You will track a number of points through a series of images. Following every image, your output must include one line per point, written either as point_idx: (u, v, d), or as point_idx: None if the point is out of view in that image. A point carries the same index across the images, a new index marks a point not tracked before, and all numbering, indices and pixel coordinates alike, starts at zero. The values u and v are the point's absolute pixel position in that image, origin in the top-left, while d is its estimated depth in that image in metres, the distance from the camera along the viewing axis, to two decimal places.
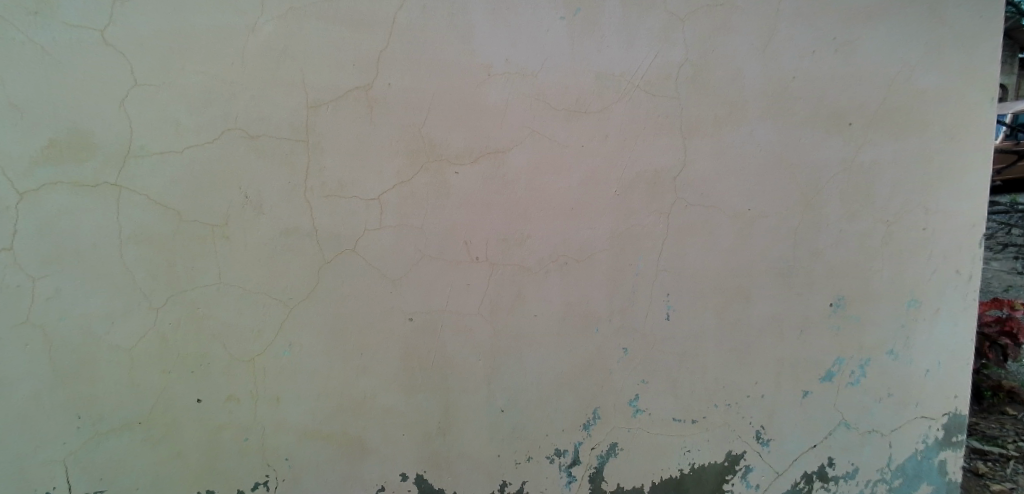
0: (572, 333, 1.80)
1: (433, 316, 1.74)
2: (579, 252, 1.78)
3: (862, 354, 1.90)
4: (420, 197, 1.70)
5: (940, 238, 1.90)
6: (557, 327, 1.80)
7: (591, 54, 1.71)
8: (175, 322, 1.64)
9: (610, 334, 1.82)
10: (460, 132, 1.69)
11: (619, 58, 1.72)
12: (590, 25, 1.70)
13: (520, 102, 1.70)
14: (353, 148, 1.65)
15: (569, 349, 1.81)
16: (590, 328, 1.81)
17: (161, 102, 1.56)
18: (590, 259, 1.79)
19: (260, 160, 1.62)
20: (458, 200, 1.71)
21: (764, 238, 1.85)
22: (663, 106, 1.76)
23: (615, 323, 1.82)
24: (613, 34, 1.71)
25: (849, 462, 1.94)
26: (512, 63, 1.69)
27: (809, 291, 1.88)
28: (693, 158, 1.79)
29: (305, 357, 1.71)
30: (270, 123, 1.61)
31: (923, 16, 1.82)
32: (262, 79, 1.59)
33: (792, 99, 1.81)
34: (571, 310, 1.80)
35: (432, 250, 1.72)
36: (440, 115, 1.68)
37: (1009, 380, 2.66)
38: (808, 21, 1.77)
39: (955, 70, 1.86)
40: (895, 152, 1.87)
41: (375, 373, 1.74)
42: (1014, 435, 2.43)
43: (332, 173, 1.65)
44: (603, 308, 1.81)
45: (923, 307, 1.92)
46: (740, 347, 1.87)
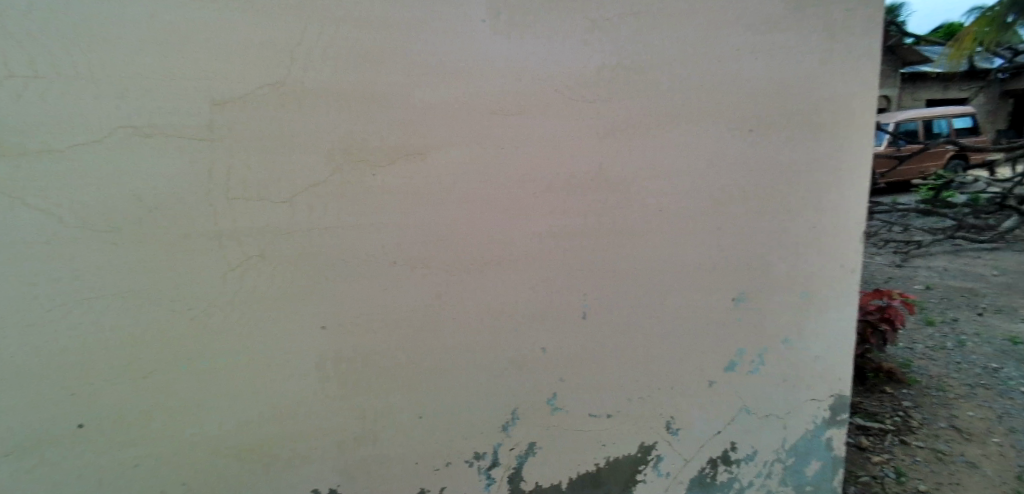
0: (496, 333, 1.82)
1: (356, 320, 1.70)
2: (499, 253, 1.79)
3: (761, 345, 2.03)
4: (420, 195, 1.70)
5: (830, 235, 2.03)
6: (481, 328, 1.81)
7: (518, 53, 1.69)
8: (176, 315, 1.56)
9: (529, 334, 1.85)
10: (467, 129, 1.70)
11: (548, 59, 1.72)
12: (520, 24, 1.68)
13: (526, 101, 1.73)
14: (350, 146, 1.62)
15: (491, 349, 1.82)
16: (512, 328, 1.83)
17: (141, 79, 1.43)
18: (510, 260, 1.80)
19: (160, 159, 1.48)
20: (457, 198, 1.73)
21: (678, 237, 1.91)
22: (583, 109, 1.78)
23: (534, 323, 1.85)
24: (542, 34, 1.70)
25: (750, 446, 2.09)
26: (511, 61, 1.69)
27: (716, 287, 1.97)
28: (610, 160, 1.83)
29: (232, 366, 1.63)
30: (167, 119, 1.47)
31: (839, 27, 1.89)
32: (160, 69, 1.44)
33: (782, 102, 1.91)
34: (491, 312, 1.81)
35: (414, 249, 1.72)
36: (438, 113, 1.67)
37: (886, 363, 3.18)
38: (722, 28, 1.82)
39: (861, 78, 1.98)
40: (799, 154, 1.96)
41: (291, 382, 1.68)
42: (890, 411, 2.86)
43: (239, 175, 1.55)
44: (528, 307, 1.84)
45: (813, 298, 2.05)
46: (652, 343, 1.95)
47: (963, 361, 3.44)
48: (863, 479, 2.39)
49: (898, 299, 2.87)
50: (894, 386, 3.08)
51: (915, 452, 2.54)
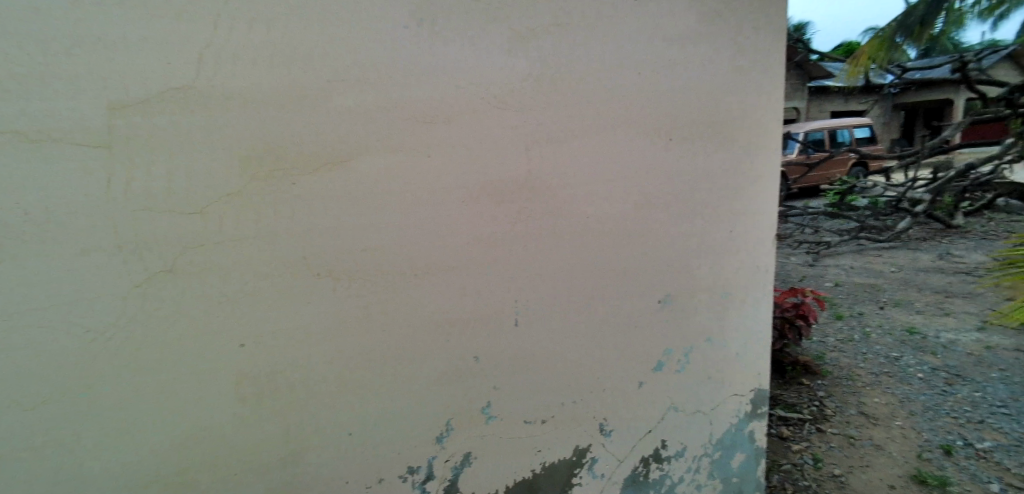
0: (428, 343, 1.79)
1: (280, 335, 1.62)
2: (428, 262, 1.76)
3: (687, 344, 2.12)
4: (366, 201, 1.66)
5: (747, 237, 2.15)
6: (412, 339, 1.77)
7: (444, 60, 1.68)
8: (93, 335, 1.41)
9: (462, 343, 1.83)
10: (414, 135, 1.68)
11: (474, 67, 1.72)
12: (445, 32, 1.67)
13: (470, 108, 1.74)
14: (290, 151, 1.55)
15: (423, 360, 1.79)
16: (445, 337, 1.81)
17: (32, 77, 1.28)
18: (440, 269, 1.78)
19: (50, 165, 1.32)
20: (403, 204, 1.70)
21: (603, 242, 1.97)
22: (511, 118, 1.79)
23: (466, 331, 1.83)
24: (467, 42, 1.70)
25: (679, 443, 2.16)
26: (453, 68, 1.70)
27: (643, 289, 2.04)
28: (538, 168, 1.85)
29: (137, 392, 1.48)
30: (57, 120, 1.32)
31: (747, 43, 2.02)
32: (48, 66, 1.29)
33: (715, 111, 2.03)
34: (422, 322, 1.77)
35: (360, 257, 1.67)
36: (381, 118, 1.64)
37: (802, 357, 3.47)
38: (642, 41, 1.89)
39: (773, 89, 2.08)
40: (717, 162, 2.06)
41: (207, 407, 1.56)
42: (807, 401, 3.12)
43: (144, 183, 1.42)
44: (460, 316, 1.82)
45: (732, 297, 2.16)
46: (583, 347, 1.99)
47: (869, 352, 3.77)
48: (785, 467, 2.57)
49: (812, 295, 3.08)
50: (810, 377, 3.38)
51: (830, 438, 2.77)
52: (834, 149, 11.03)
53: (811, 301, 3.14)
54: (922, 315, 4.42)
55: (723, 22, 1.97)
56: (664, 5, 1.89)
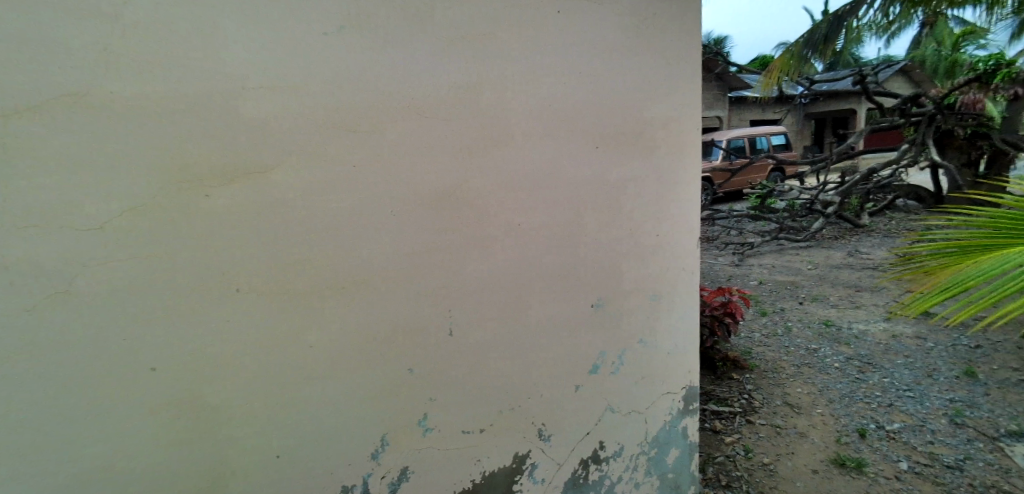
0: (361, 356, 1.77)
1: (200, 355, 1.57)
2: (357, 274, 1.73)
3: (620, 346, 2.18)
4: (289, 213, 1.62)
5: (673, 240, 2.24)
6: (343, 352, 1.74)
7: (366, 68, 1.67)
8: None
9: (394, 355, 1.81)
10: (339, 145, 1.66)
11: (396, 75, 1.71)
12: (365, 41, 1.66)
13: (396, 117, 1.73)
14: (205, 163, 1.51)
15: (355, 373, 1.77)
16: (376, 349, 1.79)
17: None
18: (369, 280, 1.75)
19: None
20: (329, 216, 1.67)
21: (536, 248, 1.99)
22: (438, 126, 1.79)
23: (399, 343, 1.82)
24: (387, 51, 1.69)
25: (617, 443, 2.21)
26: (376, 77, 1.69)
27: (576, 294, 2.08)
28: (468, 176, 1.86)
29: (44, 419, 1.42)
30: None
31: (668, 54, 2.11)
32: None
33: (639, 119, 2.10)
34: (351, 335, 1.75)
35: (284, 270, 1.64)
36: (302, 128, 1.62)
37: (731, 352, 3.67)
38: (566, 50, 1.94)
39: (692, 97, 2.18)
40: (642, 169, 2.14)
41: (121, 433, 1.51)
42: (737, 395, 3.28)
43: (42, 200, 1.36)
44: (391, 327, 1.80)
45: (661, 298, 2.24)
46: (518, 353, 2.01)
47: (791, 345, 4.01)
48: (719, 459, 2.69)
49: (736, 294, 3.35)
50: (739, 371, 3.57)
51: (758, 429, 2.93)
52: (753, 155, 11.79)
53: (736, 299, 3.42)
54: (835, 309, 4.76)
55: (644, 34, 2.05)
56: (585, 18, 1.95)
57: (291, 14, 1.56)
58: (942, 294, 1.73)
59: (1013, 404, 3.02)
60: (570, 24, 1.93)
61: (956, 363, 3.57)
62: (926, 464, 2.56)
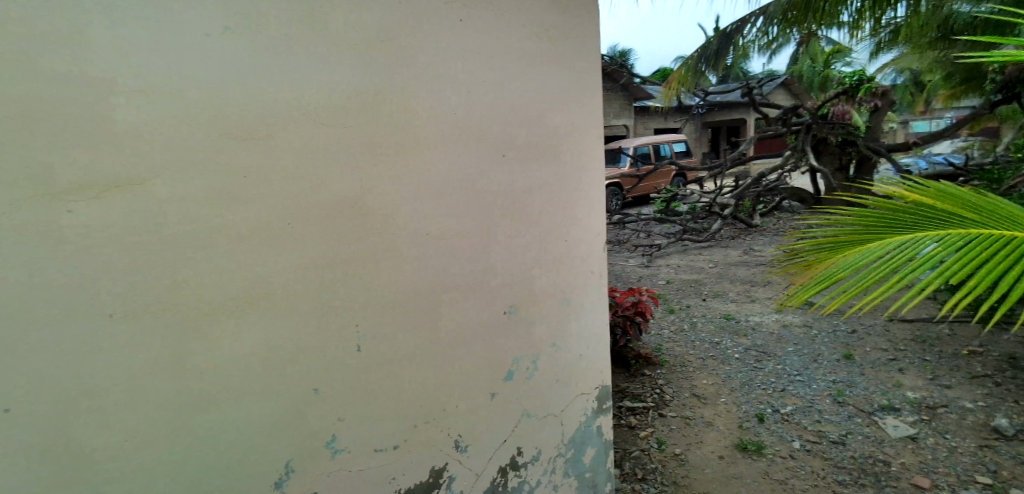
0: (259, 378, 1.67)
1: (67, 391, 1.39)
2: (253, 292, 1.64)
3: (534, 351, 2.21)
4: (172, 228, 1.50)
5: (582, 245, 2.31)
6: (238, 376, 1.63)
7: (256, 73, 1.58)
8: None
9: (298, 375, 1.73)
10: (227, 155, 1.56)
11: (288, 81, 1.63)
12: (252, 43, 1.57)
13: (292, 125, 1.65)
14: (67, 174, 1.35)
15: (253, 398, 1.66)
16: (277, 370, 1.69)
17: None
18: (267, 297, 1.66)
19: None
20: (217, 230, 1.56)
21: (446, 257, 1.98)
22: (337, 135, 1.73)
23: (303, 362, 1.74)
24: (281, 55, 1.61)
25: (534, 448, 2.24)
26: (269, 82, 1.60)
27: (487, 301, 2.08)
28: (371, 187, 1.81)
29: None
30: None
31: (570, 65, 2.19)
32: None
33: (545, 127, 2.16)
34: (248, 356, 1.64)
35: (167, 291, 1.51)
36: (184, 136, 1.49)
37: (643, 350, 3.87)
38: (470, 59, 1.95)
39: (594, 106, 2.27)
40: (549, 176, 2.20)
41: None
42: (650, 390, 3.45)
43: None
44: (292, 346, 1.71)
45: (573, 302, 2.30)
46: (431, 365, 1.98)
47: (697, 339, 4.28)
48: (635, 453, 2.80)
49: (645, 294, 3.67)
50: (651, 367, 3.77)
51: (669, 421, 3.09)
52: (660, 162, 12.57)
53: (645, 299, 3.74)
54: (734, 303, 5.15)
55: (546, 45, 2.11)
56: (488, 26, 1.97)
57: (166, 10, 1.43)
58: (815, 288, 1.90)
59: (882, 381, 3.41)
60: (473, 33, 1.95)
61: (836, 347, 3.99)
62: (815, 441, 2.82)
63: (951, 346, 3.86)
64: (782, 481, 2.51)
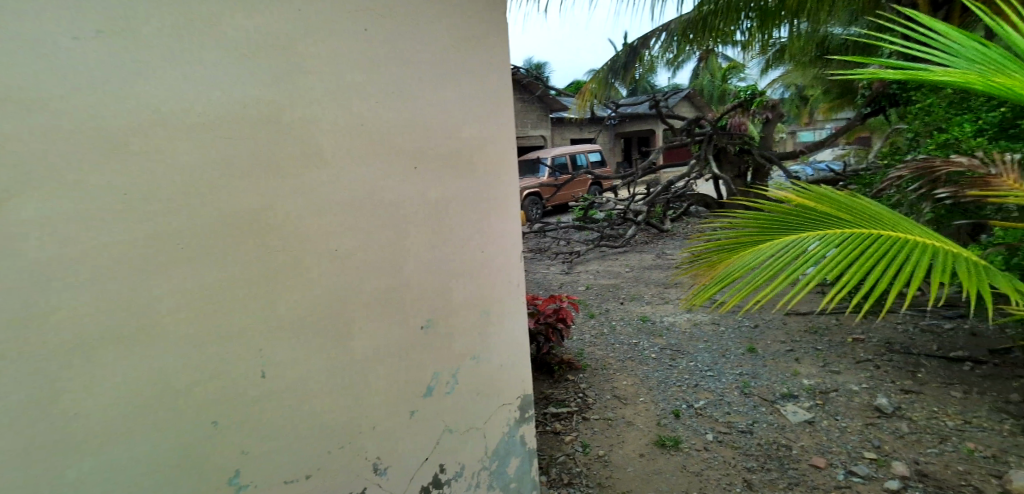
0: (145, 415, 1.52)
1: None
2: (137, 321, 1.49)
3: (453, 365, 2.18)
4: (34, 252, 1.33)
5: (498, 255, 2.32)
6: (121, 413, 1.48)
7: (134, 81, 1.44)
8: None
9: (193, 408, 1.60)
10: (102, 171, 1.41)
11: (172, 90, 1.51)
12: (128, 49, 1.43)
13: (178, 137, 1.52)
14: None
15: (139, 436, 1.51)
16: (167, 405, 1.55)
17: None
18: (153, 325, 1.51)
19: None
20: (91, 253, 1.41)
21: (357, 274, 1.91)
22: (230, 148, 1.62)
23: (199, 393, 1.60)
24: (161, 63, 1.49)
25: (457, 463, 2.21)
26: (149, 91, 1.47)
27: (402, 317, 2.03)
28: (271, 203, 1.70)
29: None
30: None
31: (480, 78, 2.20)
32: None
33: (457, 139, 2.15)
34: (132, 390, 1.49)
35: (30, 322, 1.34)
36: (48, 149, 1.34)
37: (567, 355, 3.95)
38: (375, 71, 1.91)
39: (504, 118, 2.30)
40: (463, 187, 2.19)
41: None
42: (573, 395, 3.53)
43: None
44: (185, 376, 1.58)
45: (491, 313, 2.30)
46: (344, 387, 1.90)
47: (616, 342, 4.44)
48: (560, 458, 2.84)
49: (566, 301, 3.80)
50: (574, 372, 3.86)
51: (592, 424, 3.17)
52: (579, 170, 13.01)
53: (567, 305, 3.87)
54: (649, 305, 5.40)
55: (456, 58, 2.12)
56: (395, 38, 1.94)
57: (17, 10, 1.28)
58: (714, 288, 2.03)
59: (782, 371, 3.70)
60: (379, 43, 1.91)
61: (742, 341, 4.29)
62: (725, 432, 3.00)
63: (839, 334, 4.27)
64: (698, 473, 2.64)
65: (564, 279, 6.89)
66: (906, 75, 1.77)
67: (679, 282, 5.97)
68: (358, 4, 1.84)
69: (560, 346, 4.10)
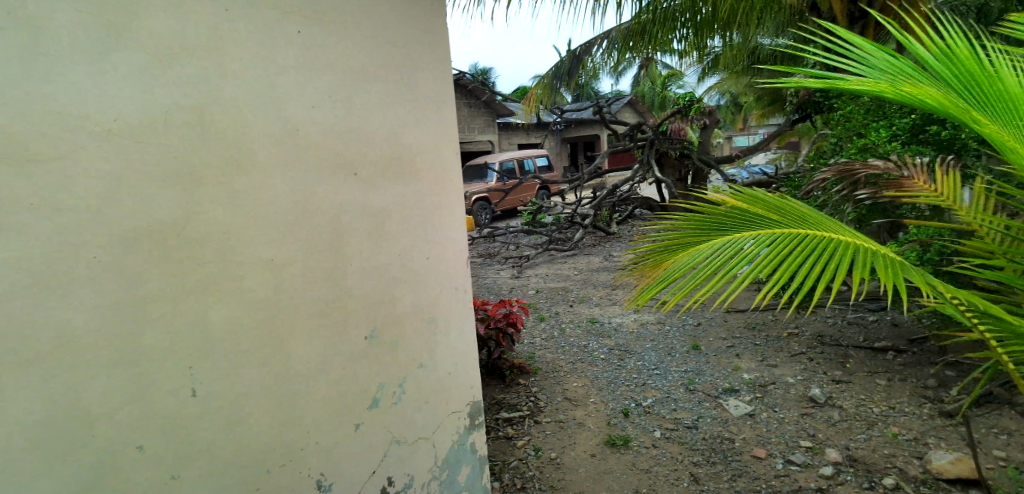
0: (62, 443, 1.37)
1: None
2: (50, 340, 1.34)
3: (400, 374, 2.12)
4: None
5: (443, 261, 2.28)
6: (32, 443, 1.32)
7: (41, 80, 1.31)
8: None
9: (116, 433, 1.46)
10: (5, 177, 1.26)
11: (86, 90, 1.38)
12: (34, 45, 1.31)
13: (93, 140, 1.40)
14: None
15: (55, 468, 1.36)
16: (86, 431, 1.40)
17: None
18: (69, 344, 1.37)
19: None
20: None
21: (294, 284, 1.81)
22: (153, 152, 1.50)
23: (122, 416, 1.47)
24: (73, 60, 1.36)
25: (407, 474, 2.14)
26: (60, 91, 1.34)
27: (344, 327, 1.95)
28: (200, 210, 1.59)
29: None
30: None
31: (420, 83, 2.16)
32: None
33: (397, 144, 2.10)
34: (47, 417, 1.34)
35: None
36: None
37: (517, 360, 3.95)
38: (310, 74, 1.83)
39: (445, 125, 2.28)
40: (405, 193, 2.13)
41: None
42: (524, 399, 3.52)
43: None
44: (106, 401, 1.44)
45: (438, 320, 2.26)
46: (284, 402, 1.80)
47: (566, 344, 4.48)
48: (513, 463, 2.82)
49: (515, 305, 3.80)
50: (525, 376, 3.85)
51: (544, 427, 3.17)
52: (526, 176, 13.13)
53: (516, 309, 3.87)
54: (598, 307, 5.50)
55: (397, 62, 2.08)
56: (333, 41, 1.89)
57: None
58: (656, 288, 2.06)
59: (724, 367, 3.86)
60: (316, 46, 1.84)
61: (685, 339, 4.44)
62: (673, 428, 3.08)
63: (774, 330, 4.51)
64: (648, 471, 2.69)
65: (514, 283, 6.90)
66: (825, 84, 1.89)
67: (624, 284, 6.12)
68: (292, 5, 1.77)
69: (510, 351, 4.10)
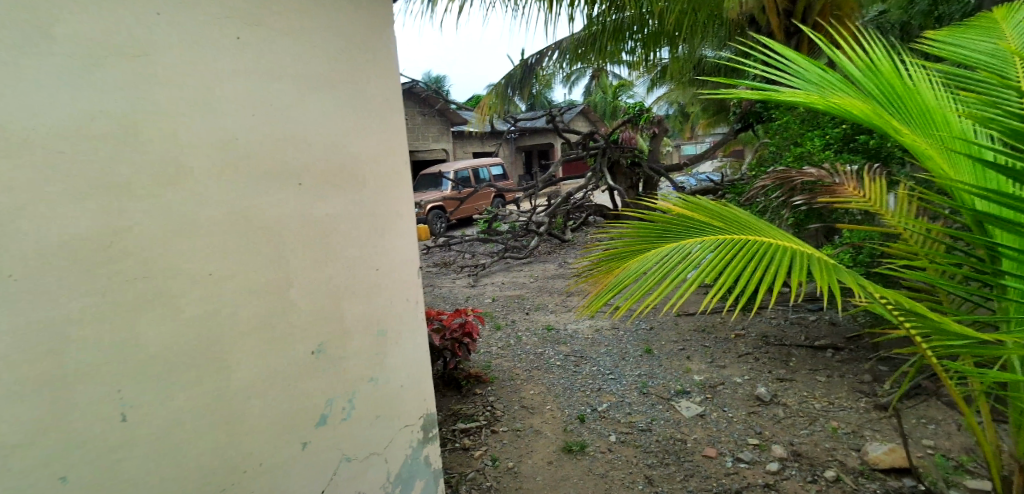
0: None
1: None
2: None
3: (349, 389, 2.04)
4: None
5: (394, 271, 2.22)
6: None
7: None
8: None
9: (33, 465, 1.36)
10: None
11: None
12: None
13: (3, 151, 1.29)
14: None
15: None
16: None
17: None
18: None
19: None
20: None
21: (232, 299, 1.71)
22: (74, 162, 1.40)
23: (40, 446, 1.36)
24: None
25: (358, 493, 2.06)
26: None
27: (287, 343, 1.85)
28: (127, 222, 1.48)
29: None
30: None
31: (366, 89, 2.10)
32: None
33: (343, 151, 2.03)
34: None
35: None
36: None
37: (474, 369, 3.91)
38: (247, 78, 1.74)
39: (394, 131, 2.22)
40: (352, 202, 2.07)
41: None
42: (482, 409, 3.48)
43: None
44: (21, 430, 1.33)
45: (389, 332, 2.19)
46: (222, 423, 1.69)
47: (523, 352, 4.48)
48: (470, 475, 2.77)
49: (471, 314, 3.76)
50: (482, 385, 3.82)
51: (502, 436, 3.14)
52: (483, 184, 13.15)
53: (472, 318, 3.83)
54: (554, 314, 5.53)
55: (341, 67, 2.01)
56: (273, 44, 1.81)
57: None
58: (607, 294, 2.08)
59: (676, 369, 3.96)
60: (253, 49, 1.76)
61: (639, 343, 4.53)
62: (627, 432, 3.13)
63: (723, 331, 4.67)
64: (604, 475, 2.71)
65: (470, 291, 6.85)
66: (762, 96, 1.98)
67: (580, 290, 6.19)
68: (226, 7, 1.69)
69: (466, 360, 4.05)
